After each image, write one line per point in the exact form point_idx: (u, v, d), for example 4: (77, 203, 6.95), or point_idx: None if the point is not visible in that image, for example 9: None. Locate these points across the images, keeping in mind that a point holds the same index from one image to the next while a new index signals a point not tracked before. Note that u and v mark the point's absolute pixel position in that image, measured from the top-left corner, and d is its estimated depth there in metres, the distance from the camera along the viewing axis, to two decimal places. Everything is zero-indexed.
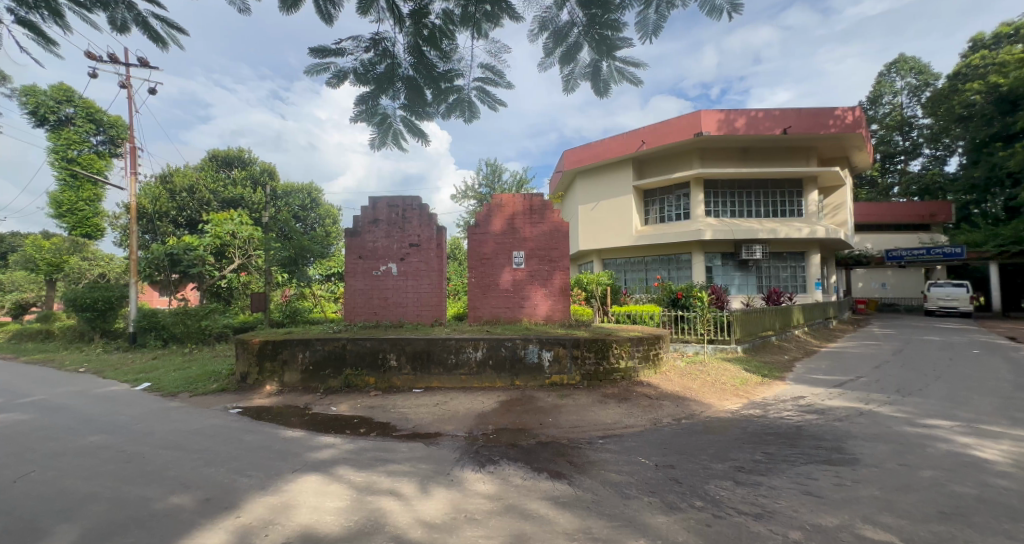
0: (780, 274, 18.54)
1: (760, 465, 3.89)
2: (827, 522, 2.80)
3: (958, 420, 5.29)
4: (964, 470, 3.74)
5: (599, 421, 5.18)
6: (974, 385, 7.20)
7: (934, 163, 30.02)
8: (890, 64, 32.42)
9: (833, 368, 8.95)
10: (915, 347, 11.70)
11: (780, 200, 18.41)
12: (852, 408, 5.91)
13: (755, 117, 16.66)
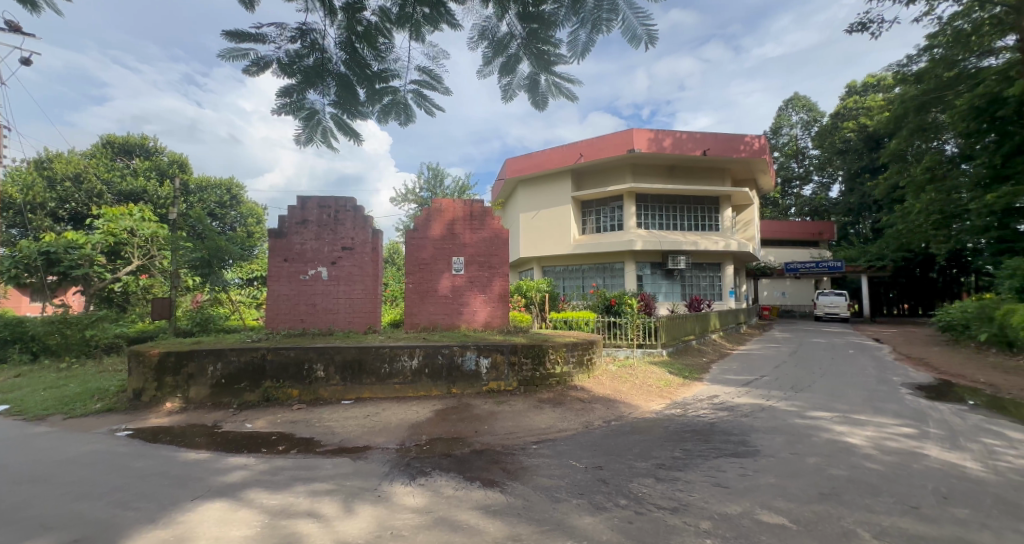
0: (699, 283, 20.18)
1: (678, 461, 4.18)
2: (732, 510, 3.07)
3: (838, 411, 6.09)
4: (841, 455, 4.32)
5: (534, 426, 5.26)
6: (851, 381, 8.35)
7: (822, 189, 34.54)
8: (788, 100, 36.99)
9: (743, 369, 9.90)
10: (808, 349, 13.31)
11: (699, 215, 20.09)
12: (756, 404, 6.55)
13: (680, 138, 18.12)
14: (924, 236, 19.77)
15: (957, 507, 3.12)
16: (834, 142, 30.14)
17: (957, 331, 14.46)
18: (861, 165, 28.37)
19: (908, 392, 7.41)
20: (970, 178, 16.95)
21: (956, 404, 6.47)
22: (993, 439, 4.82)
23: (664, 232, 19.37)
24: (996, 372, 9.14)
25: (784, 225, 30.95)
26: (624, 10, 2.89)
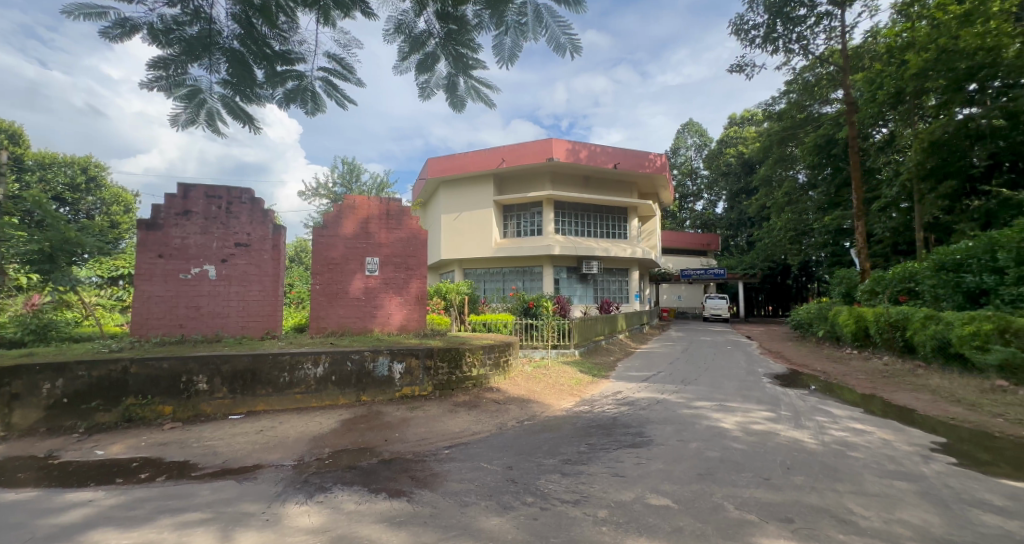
0: (607, 287, 21.63)
1: (582, 455, 4.43)
2: (626, 497, 3.34)
3: (717, 400, 6.96)
4: (716, 439, 4.93)
5: (448, 431, 5.19)
6: (728, 373, 9.57)
7: (710, 205, 39.21)
8: (684, 125, 41.47)
9: (644, 366, 10.83)
10: (696, 346, 15.01)
11: (608, 223, 21.57)
12: (653, 398, 7.21)
13: (594, 152, 19.30)
14: (784, 249, 23.44)
15: (796, 475, 3.75)
16: (720, 165, 34.54)
17: (805, 328, 17.35)
18: (740, 187, 32.98)
19: (769, 380, 8.71)
20: (815, 201, 20.70)
21: (802, 390, 7.78)
22: (825, 417, 5.86)
23: (578, 237, 20.43)
24: (830, 361, 11.17)
25: (679, 236, 34.50)
26: (549, 22, 3.06)
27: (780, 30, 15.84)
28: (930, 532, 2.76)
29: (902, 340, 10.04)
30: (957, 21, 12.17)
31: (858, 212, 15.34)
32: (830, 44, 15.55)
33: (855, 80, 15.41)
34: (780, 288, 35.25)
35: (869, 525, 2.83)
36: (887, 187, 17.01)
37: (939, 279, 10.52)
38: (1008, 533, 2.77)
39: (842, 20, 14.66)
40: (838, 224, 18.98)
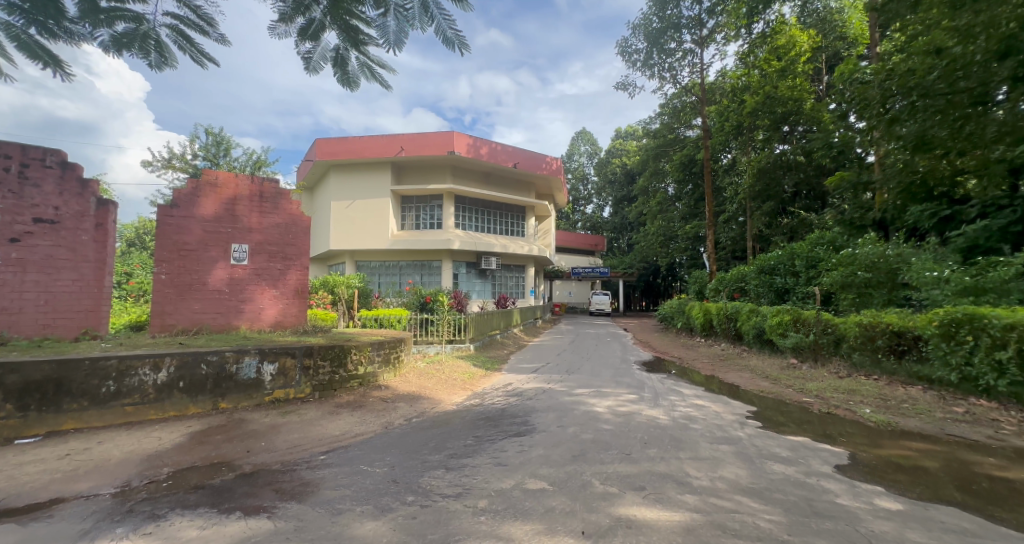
0: (504, 282, 22.21)
1: (468, 448, 4.44)
2: (507, 485, 3.42)
3: (595, 387, 7.59)
4: (591, 422, 5.37)
5: (324, 434, 4.78)
6: (606, 362, 10.54)
7: (598, 209, 42.67)
8: (578, 134, 44.50)
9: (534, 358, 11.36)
10: (581, 338, 16.23)
11: (506, 221, 22.11)
12: (539, 388, 7.58)
13: (495, 149, 19.48)
14: (656, 252, 26.59)
15: (652, 448, 4.25)
16: (609, 173, 38.15)
17: (668, 321, 19.90)
18: (624, 194, 36.94)
19: (639, 367, 9.79)
20: (680, 211, 24.23)
21: (664, 374, 8.89)
22: (676, 396, 6.78)
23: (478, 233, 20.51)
24: (685, 348, 13.04)
25: (571, 236, 36.76)
26: (436, 14, 2.99)
27: (655, 58, 17.82)
28: (741, 484, 3.36)
29: (734, 329, 12.12)
30: (779, 72, 15.15)
31: (708, 223, 18.05)
32: (692, 77, 17.95)
33: (708, 111, 18.10)
34: (653, 286, 39.85)
35: (701, 484, 3.34)
36: (729, 203, 20.39)
37: (759, 280, 12.93)
38: (789, 476, 3.51)
39: (701, 58, 17.04)
40: (696, 231, 22.18)
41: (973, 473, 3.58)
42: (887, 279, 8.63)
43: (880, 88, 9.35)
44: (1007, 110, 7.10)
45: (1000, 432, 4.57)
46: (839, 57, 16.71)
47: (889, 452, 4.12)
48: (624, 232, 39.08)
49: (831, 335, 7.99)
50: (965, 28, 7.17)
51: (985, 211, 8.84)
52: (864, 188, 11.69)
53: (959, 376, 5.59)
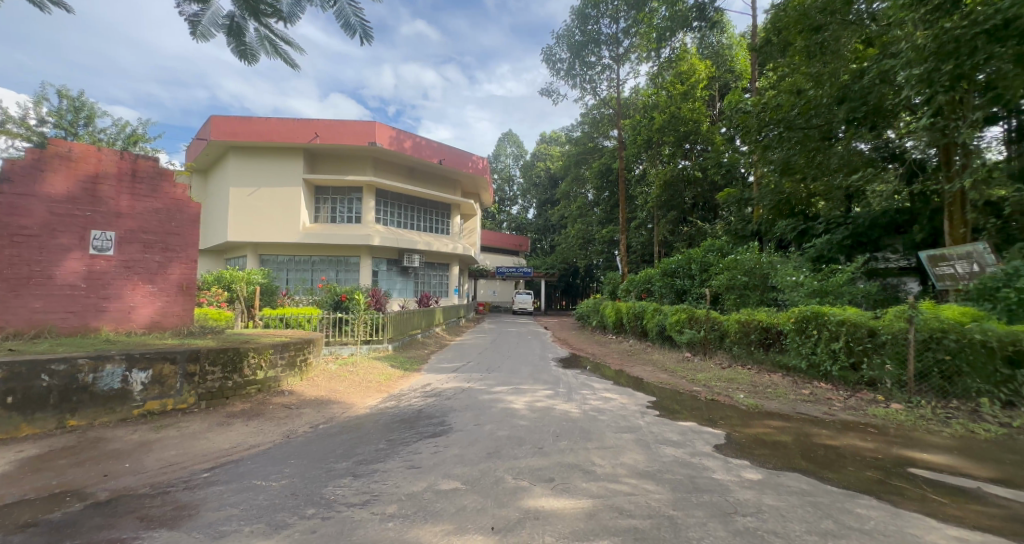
0: (427, 280, 21.77)
1: (379, 453, 4.26)
2: (418, 487, 3.35)
3: (514, 384, 7.73)
4: (507, 418, 5.47)
5: (211, 449, 4.27)
6: (525, 359, 10.80)
7: (523, 211, 43.67)
8: (505, 135, 45.22)
9: (454, 357, 11.30)
10: (503, 337, 16.48)
11: (429, 219, 21.66)
12: (458, 387, 7.54)
13: (419, 143, 18.87)
14: (575, 254, 27.87)
15: (562, 441, 4.45)
16: (534, 176, 39.33)
17: (585, 320, 20.93)
18: (547, 197, 38.53)
19: (556, 363, 10.19)
20: (598, 216, 25.62)
21: (579, 370, 9.35)
22: (588, 391, 7.18)
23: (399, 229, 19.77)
24: (598, 345, 13.88)
25: (496, 236, 36.95)
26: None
27: (577, 69, 18.66)
28: (638, 468, 3.66)
29: (640, 327, 13.16)
30: (682, 94, 16.86)
31: (621, 228, 19.29)
32: (610, 91, 19.04)
33: (624, 124, 19.46)
34: (573, 286, 41.70)
35: (603, 471, 3.58)
36: (640, 210, 22.10)
37: (663, 281, 14.16)
38: (677, 458, 3.91)
39: (618, 74, 18.19)
40: (611, 236, 23.66)
41: (814, 443, 4.30)
42: (759, 283, 10.01)
43: (758, 118, 10.79)
44: (845, 147, 9.20)
45: (833, 408, 5.55)
46: (729, 87, 19.00)
47: (756, 430, 4.78)
48: (547, 234, 40.47)
49: (717, 331, 9.05)
50: (816, 75, 9.12)
51: (829, 227, 10.69)
52: (746, 204, 13.47)
53: (806, 363, 6.74)
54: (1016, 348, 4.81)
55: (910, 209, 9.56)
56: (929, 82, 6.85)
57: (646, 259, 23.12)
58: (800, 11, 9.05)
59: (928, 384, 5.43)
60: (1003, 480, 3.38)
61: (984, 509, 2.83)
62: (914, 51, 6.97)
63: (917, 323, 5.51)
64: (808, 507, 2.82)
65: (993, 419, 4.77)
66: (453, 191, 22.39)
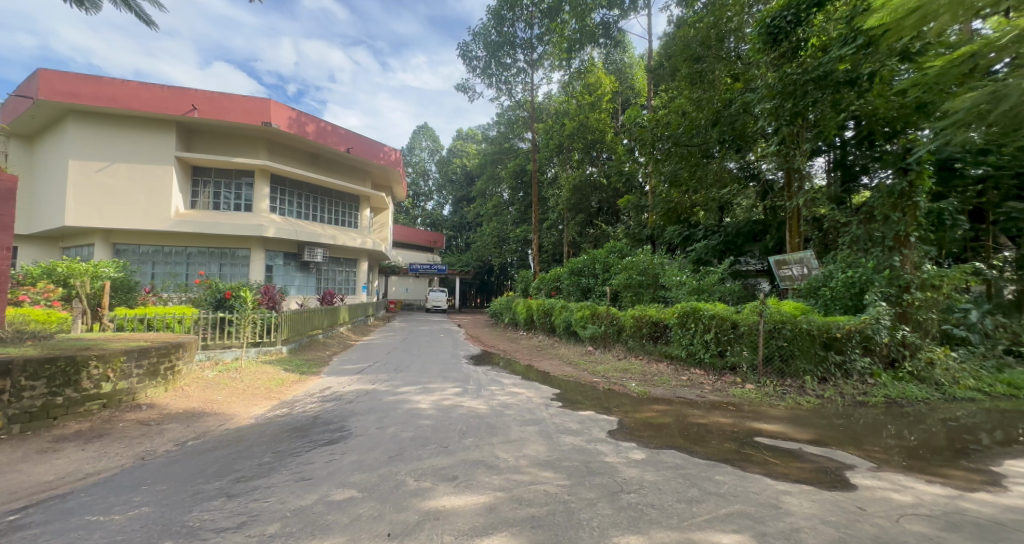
0: (333, 276, 20.28)
1: (262, 467, 3.84)
2: (306, 500, 3.09)
3: (421, 383, 7.53)
4: (411, 419, 5.31)
5: (28, 484, 3.45)
6: (436, 358, 10.59)
7: (438, 206, 42.93)
8: (420, 128, 44.25)
9: (360, 357, 10.65)
10: (415, 335, 15.97)
11: (333, 210, 20.16)
12: (361, 390, 7.12)
13: (323, 128, 17.40)
14: (490, 251, 28.08)
15: (467, 438, 4.45)
16: (450, 172, 39.02)
17: (498, 317, 21.10)
18: (463, 194, 38.44)
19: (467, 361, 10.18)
20: (513, 215, 26.14)
21: (489, 366, 9.45)
22: (496, 386, 7.28)
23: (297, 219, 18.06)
24: (509, 341, 14.17)
25: (408, 231, 35.63)
26: None
27: (493, 69, 18.82)
28: (539, 458, 3.82)
29: (549, 323, 13.74)
30: (591, 105, 17.93)
31: (534, 228, 19.77)
32: (524, 94, 19.47)
33: (537, 128, 20.15)
34: (487, 284, 41.90)
35: (506, 464, 3.65)
36: (552, 211, 23.07)
37: (570, 280, 14.90)
38: (575, 445, 4.15)
39: (532, 78, 18.67)
40: (525, 235, 24.24)
41: (690, 422, 4.88)
42: (651, 282, 11.04)
43: (652, 132, 11.74)
44: (718, 165, 10.67)
45: (705, 391, 6.37)
46: (631, 102, 20.69)
47: (644, 415, 5.28)
48: (462, 231, 40.38)
49: (615, 325, 9.83)
50: (698, 100, 10.47)
51: (707, 234, 12.27)
52: (643, 210, 14.95)
53: (685, 352, 7.62)
54: (828, 335, 6.25)
55: (764, 221, 11.22)
56: (776, 115, 8.31)
57: (556, 258, 23.96)
58: (685, 41, 10.68)
59: (772, 367, 6.50)
60: (820, 440, 4.17)
61: (804, 465, 3.46)
62: (768, 88, 8.30)
63: (765, 315, 6.59)
64: (679, 479, 3.19)
65: (813, 392, 5.96)
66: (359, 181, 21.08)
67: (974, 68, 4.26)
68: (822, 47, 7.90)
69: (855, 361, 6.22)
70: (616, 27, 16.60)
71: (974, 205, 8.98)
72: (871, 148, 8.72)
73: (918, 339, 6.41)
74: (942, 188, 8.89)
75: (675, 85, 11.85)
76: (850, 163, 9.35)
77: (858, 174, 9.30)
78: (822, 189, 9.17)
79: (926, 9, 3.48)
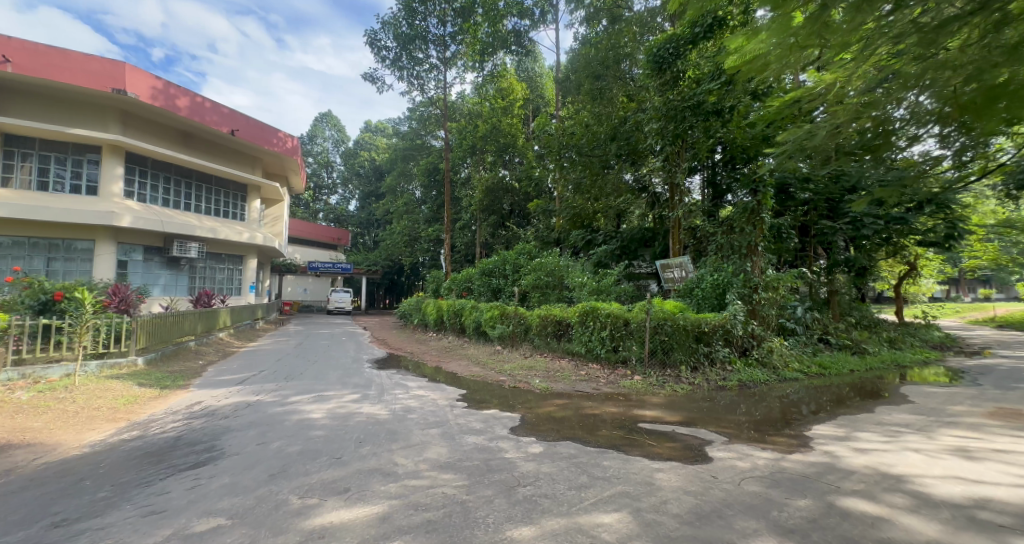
0: (213, 276, 17.79)
1: (98, 504, 3.20)
2: (157, 538, 2.65)
3: (315, 392, 6.92)
4: (299, 432, 4.85)
5: None
6: (334, 363, 9.82)
7: (343, 200, 40.18)
8: (323, 115, 41.08)
9: (242, 367, 9.44)
10: (312, 340, 14.68)
11: (213, 199, 17.62)
12: (240, 403, 6.32)
13: (200, 104, 15.15)
14: (400, 250, 26.85)
15: (363, 446, 4.21)
16: (358, 165, 36.83)
17: (407, 318, 20.35)
18: (371, 189, 36.48)
19: (370, 365, 9.62)
20: (425, 214, 25.43)
21: (394, 370, 9.06)
22: (400, 390, 7.01)
23: (162, 207, 15.42)
24: (418, 343, 13.73)
25: (307, 226, 32.64)
26: None
27: (404, 62, 18.08)
28: (439, 460, 3.77)
29: (459, 324, 13.62)
30: (503, 109, 18.59)
31: (445, 228, 19.43)
32: (437, 91, 19.02)
33: (450, 126, 19.93)
34: (396, 284, 40.16)
35: (403, 471, 3.53)
36: (464, 212, 22.83)
37: (481, 280, 14.99)
38: (477, 444, 4.18)
39: (444, 76, 18.38)
40: (437, 235, 23.73)
41: (586, 414, 5.22)
42: (556, 282, 11.58)
43: (559, 140, 12.52)
44: (615, 176, 11.67)
45: (600, 384, 6.88)
46: (542, 111, 21.50)
47: (545, 409, 5.52)
48: (370, 229, 38.19)
49: (522, 324, 10.11)
50: (598, 115, 11.51)
51: (607, 239, 13.27)
52: (550, 215, 15.73)
53: (584, 348, 8.12)
54: (699, 329, 7.18)
55: (652, 228, 12.41)
56: (660, 135, 9.39)
57: (468, 258, 23.71)
58: (588, 59, 11.98)
59: (656, 358, 7.27)
60: (688, 421, 4.77)
61: (675, 444, 3.93)
62: (654, 110, 9.29)
63: (651, 313, 7.33)
64: (571, 468, 3.40)
65: (686, 380, 6.80)
66: (246, 168, 18.68)
67: (799, 112, 5.34)
68: (697, 80, 8.87)
69: (717, 351, 7.24)
70: (527, 36, 17.15)
71: (801, 223, 11.05)
72: (732, 171, 10.26)
73: (762, 331, 7.69)
74: (780, 208, 10.79)
75: (580, 99, 12.81)
76: (718, 182, 10.70)
77: (724, 193, 10.77)
78: (697, 204, 10.46)
79: (760, 59, 4.22)
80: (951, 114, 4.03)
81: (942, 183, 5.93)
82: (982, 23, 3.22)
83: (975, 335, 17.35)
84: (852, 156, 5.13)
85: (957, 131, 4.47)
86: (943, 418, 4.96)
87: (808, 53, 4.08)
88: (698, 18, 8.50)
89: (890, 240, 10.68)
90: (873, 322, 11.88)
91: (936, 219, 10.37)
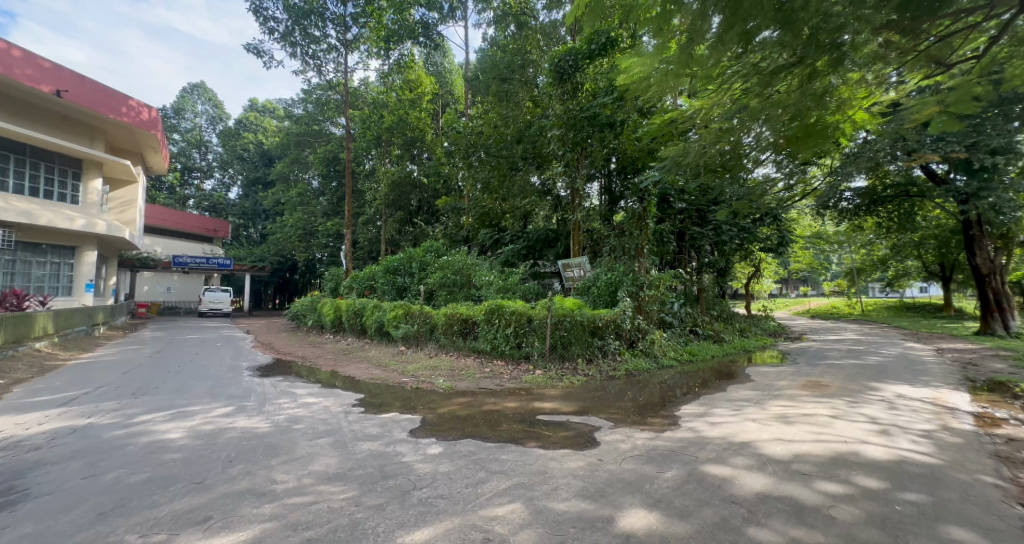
0: (29, 271, 14.13)
1: None
2: None
3: (175, 408, 5.85)
4: (148, 457, 4.04)
5: None
6: (202, 373, 8.44)
7: (220, 186, 35.09)
8: (195, 85, 35.35)
9: (71, 383, 7.60)
10: (173, 347, 12.45)
11: (26, 174, 13.91)
12: (64, 428, 5.05)
13: (6, 52, 11.75)
14: (291, 244, 24.14)
15: (233, 466, 3.65)
16: (239, 148, 32.24)
17: (298, 319, 18.48)
18: (256, 176, 32.37)
19: (250, 373, 8.47)
20: (322, 206, 23.36)
21: (280, 377, 8.10)
22: (286, 399, 6.29)
23: None
24: (311, 347, 12.54)
25: (175, 214, 27.79)
26: None
27: (297, 37, 16.27)
28: (327, 472, 3.43)
29: (360, 324, 12.76)
30: (411, 101, 17.90)
31: (345, 222, 18.06)
32: (337, 75, 17.52)
33: (353, 114, 18.62)
34: (289, 283, 35.82)
35: (282, 488, 3.14)
36: (367, 207, 21.14)
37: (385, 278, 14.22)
38: (371, 451, 3.91)
39: (345, 60, 17.02)
40: (336, 229, 21.93)
41: (489, 410, 5.24)
42: (461, 280, 11.47)
43: (468, 139, 12.53)
44: (522, 179, 12.03)
45: (504, 380, 6.99)
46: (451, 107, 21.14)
47: (448, 409, 5.41)
48: (255, 220, 33.79)
49: (427, 323, 9.82)
50: (505, 118, 11.77)
51: (513, 239, 13.58)
52: (459, 213, 15.63)
53: (489, 346, 8.16)
54: (594, 324, 7.70)
55: (554, 230, 12.92)
56: (562, 142, 9.94)
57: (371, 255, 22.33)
58: (498, 61, 12.03)
59: (556, 353, 7.63)
60: (582, 410, 5.07)
61: (568, 433, 4.13)
62: (557, 117, 9.78)
63: (552, 310, 7.70)
64: (469, 465, 3.36)
65: (582, 372, 7.23)
66: (79, 138, 15.09)
67: (679, 130, 6.00)
68: (593, 93, 9.46)
69: (609, 344, 7.83)
70: (436, 30, 16.72)
71: (678, 230, 12.46)
72: (625, 179, 11.06)
73: (646, 325, 8.53)
74: (661, 214, 12.03)
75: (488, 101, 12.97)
76: (613, 189, 11.45)
77: (619, 200, 11.44)
78: (595, 209, 11.15)
79: (644, 80, 4.63)
80: (782, 145, 4.90)
81: (780, 199, 7.16)
82: (800, 73, 3.96)
83: (801, 324, 21.51)
84: (716, 173, 5.94)
85: (788, 159, 5.42)
86: (774, 392, 6.03)
87: (681, 81, 4.60)
88: (595, 36, 9.15)
89: (743, 245, 12.67)
90: (728, 314, 14.00)
91: (773, 229, 12.58)
